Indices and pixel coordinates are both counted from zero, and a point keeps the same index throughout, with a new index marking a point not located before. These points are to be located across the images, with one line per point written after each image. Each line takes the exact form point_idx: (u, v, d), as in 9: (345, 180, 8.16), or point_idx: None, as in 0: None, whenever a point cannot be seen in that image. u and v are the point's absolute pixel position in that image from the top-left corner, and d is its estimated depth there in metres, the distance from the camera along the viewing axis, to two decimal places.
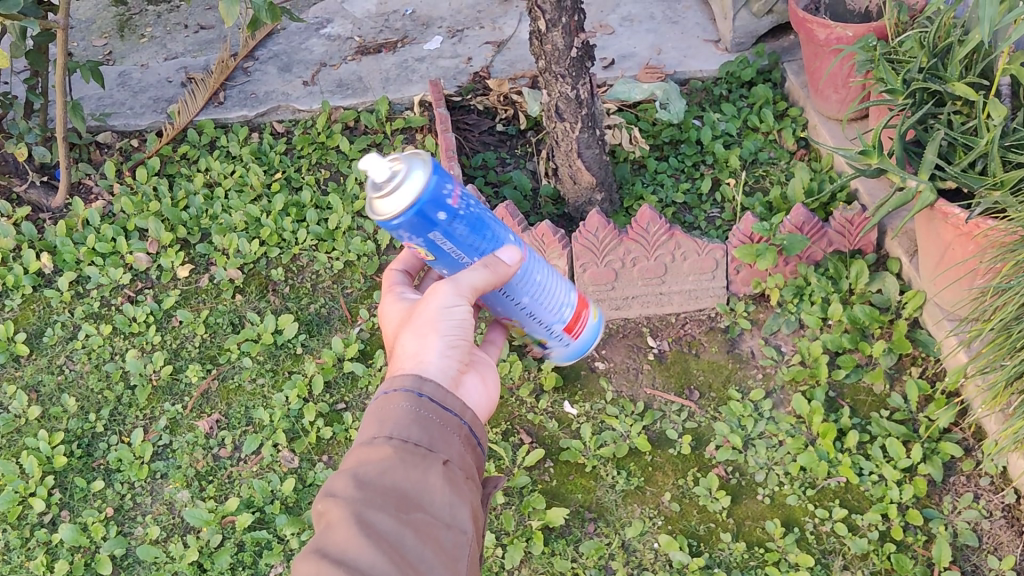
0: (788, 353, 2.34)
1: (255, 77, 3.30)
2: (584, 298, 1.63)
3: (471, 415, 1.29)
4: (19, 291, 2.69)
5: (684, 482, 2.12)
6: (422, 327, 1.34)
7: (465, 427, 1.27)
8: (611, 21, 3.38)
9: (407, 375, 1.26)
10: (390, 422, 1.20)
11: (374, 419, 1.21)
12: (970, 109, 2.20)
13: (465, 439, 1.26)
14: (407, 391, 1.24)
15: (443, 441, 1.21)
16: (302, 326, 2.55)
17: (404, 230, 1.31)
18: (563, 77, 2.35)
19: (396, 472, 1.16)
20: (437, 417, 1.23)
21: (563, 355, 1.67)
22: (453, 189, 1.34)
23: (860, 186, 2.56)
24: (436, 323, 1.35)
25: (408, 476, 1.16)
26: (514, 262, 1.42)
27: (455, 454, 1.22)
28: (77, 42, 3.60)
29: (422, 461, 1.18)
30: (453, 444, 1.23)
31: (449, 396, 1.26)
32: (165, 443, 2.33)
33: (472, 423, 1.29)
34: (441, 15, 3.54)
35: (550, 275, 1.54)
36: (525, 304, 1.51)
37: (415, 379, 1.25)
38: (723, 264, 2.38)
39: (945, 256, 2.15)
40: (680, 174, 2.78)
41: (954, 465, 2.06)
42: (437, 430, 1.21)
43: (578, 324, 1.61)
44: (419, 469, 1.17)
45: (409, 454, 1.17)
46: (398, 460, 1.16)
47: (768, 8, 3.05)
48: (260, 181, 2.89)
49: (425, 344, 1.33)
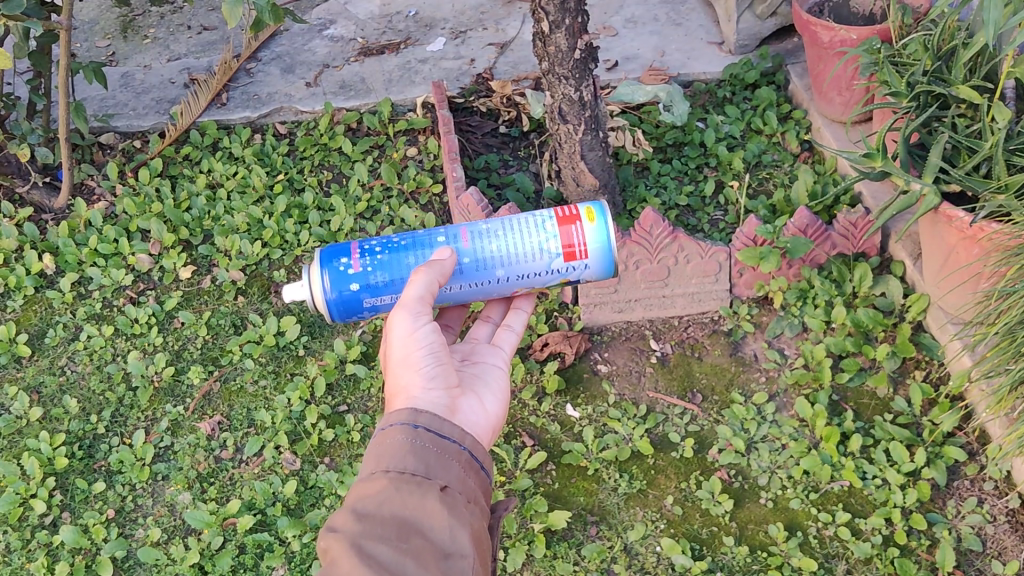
0: (791, 356, 2.34)
1: (258, 79, 3.30)
2: (567, 217, 1.67)
3: (471, 441, 1.31)
4: (20, 292, 2.69)
5: (686, 486, 2.12)
6: (400, 364, 1.40)
7: (465, 453, 1.29)
8: (614, 23, 3.37)
9: (402, 411, 1.30)
10: (387, 456, 1.22)
11: (373, 456, 1.24)
12: (974, 112, 2.19)
13: (466, 464, 1.27)
14: (403, 424, 1.27)
15: (440, 467, 1.23)
16: (304, 328, 2.54)
17: (345, 313, 1.64)
18: (566, 79, 2.35)
19: (394, 501, 1.17)
20: (434, 445, 1.25)
21: (603, 270, 1.72)
22: (346, 261, 1.61)
23: (865, 189, 2.56)
24: (411, 353, 1.40)
25: (405, 503, 1.17)
26: (447, 257, 1.60)
27: (454, 479, 1.23)
28: (80, 43, 3.60)
29: (419, 487, 1.19)
30: (452, 469, 1.24)
31: (445, 424, 1.30)
32: (166, 445, 2.32)
33: (473, 448, 1.31)
34: (444, 16, 3.53)
35: (510, 231, 1.66)
36: (503, 273, 1.66)
37: (410, 413, 1.29)
38: (726, 267, 2.38)
39: (949, 260, 2.14)
40: (684, 176, 2.77)
41: (957, 469, 2.06)
42: (434, 458, 1.24)
43: (575, 245, 1.67)
44: (417, 495, 1.18)
45: (405, 482, 1.19)
46: (394, 489, 1.18)
47: (773, 10, 3.04)
48: (262, 182, 2.89)
49: (408, 377, 1.39)
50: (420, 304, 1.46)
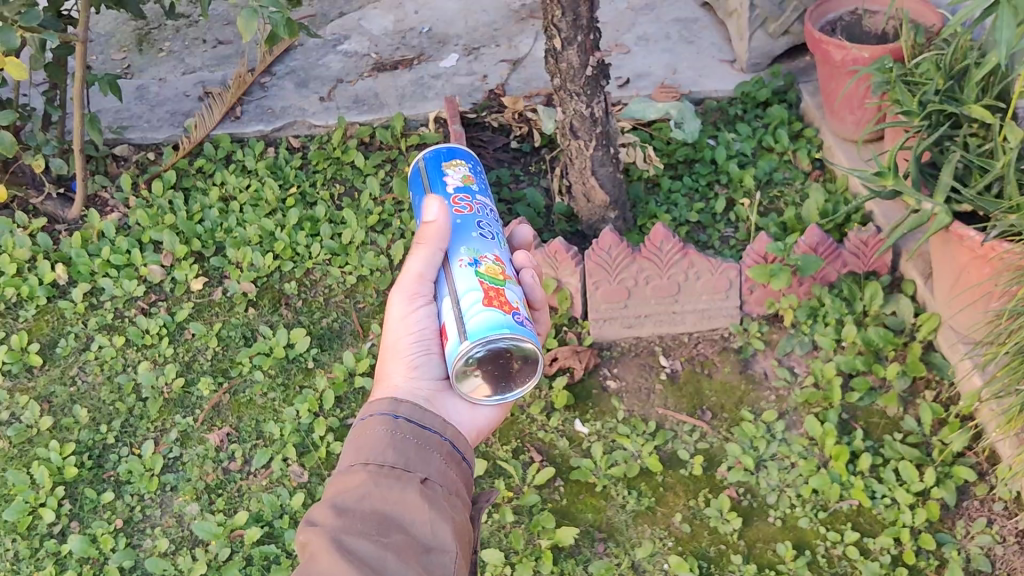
0: (801, 374, 2.33)
1: (272, 93, 3.32)
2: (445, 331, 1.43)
3: (453, 431, 1.32)
4: (33, 301, 2.70)
5: (695, 504, 2.11)
6: (390, 350, 1.47)
7: (447, 443, 1.30)
8: (626, 40, 3.38)
9: (383, 401, 1.32)
10: (366, 449, 1.23)
11: (353, 448, 1.25)
12: (986, 132, 2.18)
13: (448, 455, 1.28)
14: (382, 415, 1.28)
15: (421, 459, 1.24)
16: (314, 340, 2.55)
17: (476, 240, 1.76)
18: (578, 95, 2.36)
19: (374, 496, 1.18)
20: (414, 437, 1.26)
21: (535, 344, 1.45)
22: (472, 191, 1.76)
23: (876, 208, 2.55)
24: (401, 337, 1.47)
25: (385, 498, 1.18)
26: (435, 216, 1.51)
27: (434, 471, 1.24)
28: (96, 56, 3.63)
29: (398, 480, 1.20)
30: (433, 462, 1.25)
31: (427, 415, 1.32)
32: (175, 455, 2.33)
33: (454, 439, 1.32)
34: (458, 32, 3.55)
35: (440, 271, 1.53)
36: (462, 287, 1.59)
37: (390, 403, 1.31)
38: (736, 284, 2.37)
39: (959, 280, 2.14)
40: (695, 193, 2.77)
41: (967, 489, 2.04)
42: (414, 451, 1.24)
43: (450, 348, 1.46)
44: (396, 488, 1.19)
45: (384, 476, 1.20)
46: (374, 483, 1.19)
47: (785, 28, 3.07)
48: (275, 195, 2.90)
49: (394, 366, 1.45)
50: (425, 280, 1.49)
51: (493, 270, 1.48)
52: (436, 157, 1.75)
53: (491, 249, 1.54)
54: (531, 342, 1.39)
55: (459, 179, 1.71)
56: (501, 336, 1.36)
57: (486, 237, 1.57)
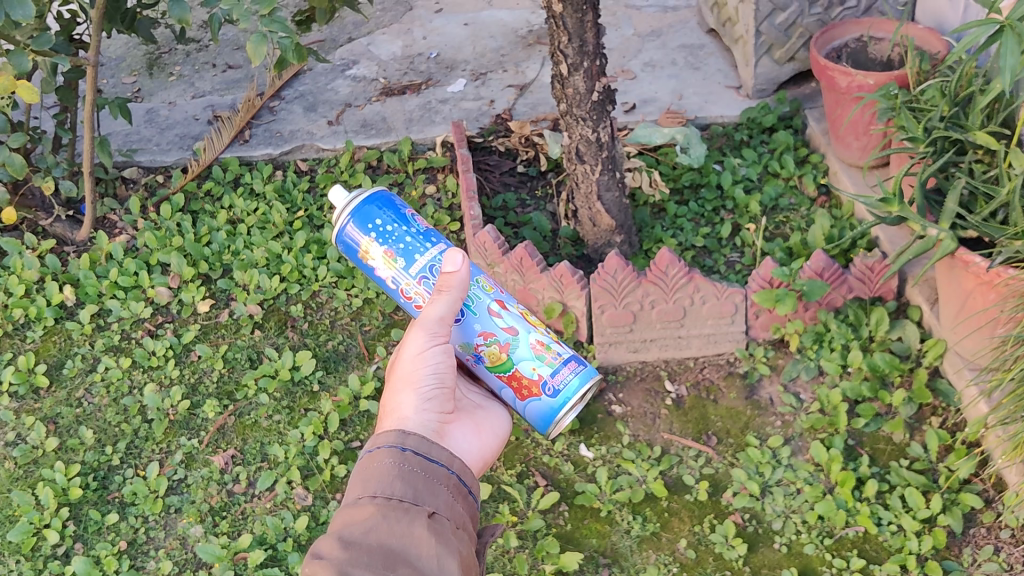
0: (807, 400, 2.32)
1: (281, 116, 3.34)
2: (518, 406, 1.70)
3: (460, 464, 1.32)
4: (41, 322, 2.72)
5: (700, 529, 2.10)
6: (402, 381, 1.44)
7: (453, 476, 1.30)
8: (633, 66, 3.40)
9: (390, 432, 1.31)
10: (373, 481, 1.23)
11: (360, 479, 1.25)
12: (991, 158, 2.18)
13: (454, 488, 1.28)
14: (389, 446, 1.28)
15: (428, 492, 1.24)
16: (319, 363, 2.56)
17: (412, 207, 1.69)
18: (584, 120, 2.37)
19: (380, 529, 1.18)
20: (422, 469, 1.26)
21: (575, 360, 1.67)
22: (392, 204, 1.65)
23: (881, 234, 2.56)
24: (416, 371, 1.45)
25: (391, 531, 1.18)
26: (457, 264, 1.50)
27: (442, 505, 1.24)
28: (107, 79, 3.67)
29: (406, 514, 1.20)
30: (440, 494, 1.25)
31: (434, 447, 1.31)
32: (180, 477, 2.32)
33: (461, 471, 1.32)
34: (466, 58, 3.58)
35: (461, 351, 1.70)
36: None
37: (398, 434, 1.31)
38: (742, 309, 2.38)
39: (965, 305, 2.14)
40: (700, 219, 2.78)
41: (974, 517, 2.03)
42: (422, 484, 1.24)
43: None
44: (403, 523, 1.19)
45: (391, 509, 1.19)
46: (381, 516, 1.19)
47: (790, 54, 3.09)
48: (282, 218, 2.91)
49: (406, 397, 1.42)
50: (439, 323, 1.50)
51: (497, 355, 1.63)
52: (346, 236, 1.64)
53: (474, 326, 1.62)
54: (586, 385, 1.66)
55: (382, 264, 1.62)
56: (568, 408, 1.64)
57: (462, 317, 1.61)
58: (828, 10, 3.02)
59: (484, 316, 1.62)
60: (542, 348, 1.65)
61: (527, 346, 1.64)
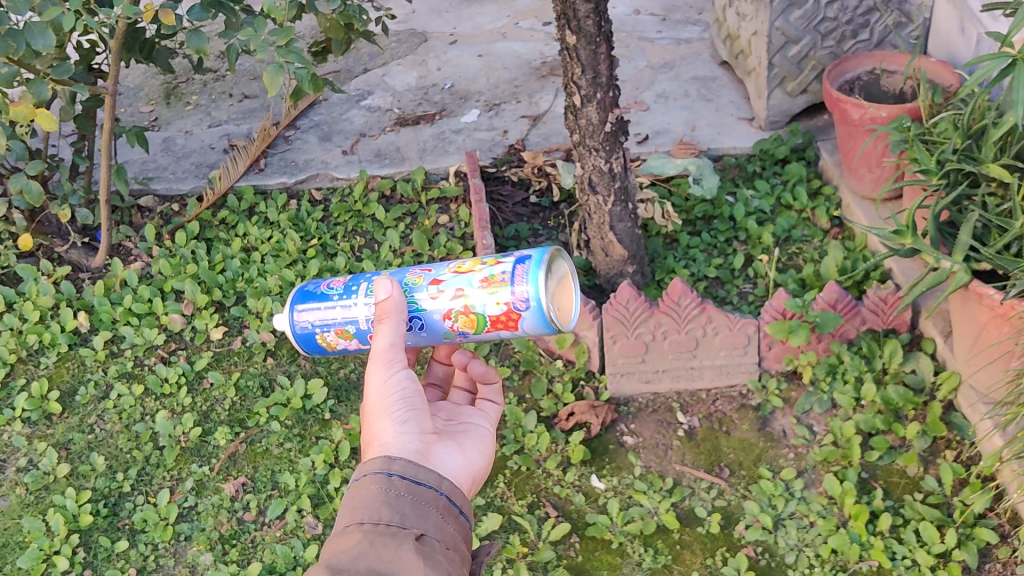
0: (820, 433, 2.31)
1: (296, 146, 3.37)
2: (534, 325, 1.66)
3: (449, 485, 1.31)
4: (55, 349, 2.73)
5: (712, 562, 2.08)
6: (376, 411, 1.43)
7: (442, 498, 1.29)
8: (645, 98, 3.41)
9: (376, 459, 1.30)
10: (361, 508, 1.23)
11: (347, 506, 1.25)
12: (1004, 190, 2.18)
13: (444, 510, 1.27)
14: (376, 473, 1.27)
15: (417, 515, 1.24)
16: (331, 392, 2.55)
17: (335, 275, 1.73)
18: (596, 151, 2.38)
19: (368, 555, 1.18)
20: (408, 492, 1.26)
21: (523, 257, 1.59)
22: (317, 287, 1.69)
23: (894, 265, 2.56)
24: (386, 398, 1.43)
25: (380, 556, 1.18)
26: (389, 290, 1.55)
27: (431, 527, 1.24)
28: (125, 108, 3.70)
29: (394, 539, 1.19)
30: (429, 517, 1.25)
31: (422, 470, 1.30)
32: (190, 505, 2.32)
33: (451, 493, 1.31)
34: (480, 89, 3.60)
35: None
36: None
37: (383, 460, 1.29)
38: (755, 339, 2.37)
39: (979, 338, 2.13)
40: (713, 249, 2.78)
41: (989, 552, 2.01)
42: (409, 507, 1.24)
43: None
44: (391, 546, 1.19)
45: (379, 535, 1.19)
46: (369, 542, 1.19)
47: (803, 87, 3.10)
48: (296, 247, 2.93)
49: (382, 426, 1.40)
50: (394, 349, 1.48)
51: (468, 321, 1.61)
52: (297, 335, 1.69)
53: (433, 316, 1.61)
54: (537, 277, 1.56)
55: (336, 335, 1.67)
56: (549, 310, 1.57)
57: (424, 322, 1.62)
58: (841, 43, 3.03)
59: (432, 306, 1.61)
60: (489, 283, 1.58)
61: (476, 289, 1.59)
